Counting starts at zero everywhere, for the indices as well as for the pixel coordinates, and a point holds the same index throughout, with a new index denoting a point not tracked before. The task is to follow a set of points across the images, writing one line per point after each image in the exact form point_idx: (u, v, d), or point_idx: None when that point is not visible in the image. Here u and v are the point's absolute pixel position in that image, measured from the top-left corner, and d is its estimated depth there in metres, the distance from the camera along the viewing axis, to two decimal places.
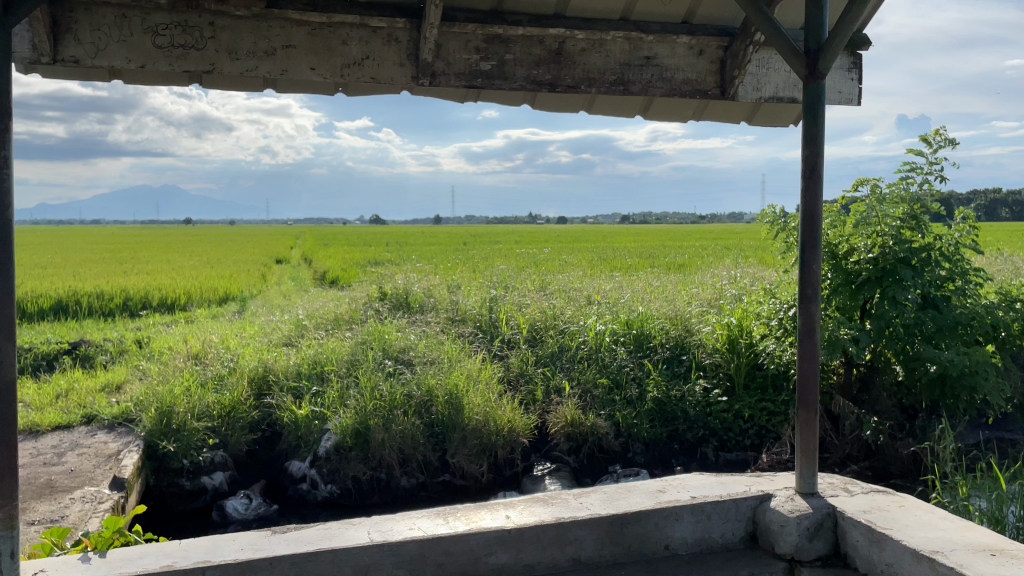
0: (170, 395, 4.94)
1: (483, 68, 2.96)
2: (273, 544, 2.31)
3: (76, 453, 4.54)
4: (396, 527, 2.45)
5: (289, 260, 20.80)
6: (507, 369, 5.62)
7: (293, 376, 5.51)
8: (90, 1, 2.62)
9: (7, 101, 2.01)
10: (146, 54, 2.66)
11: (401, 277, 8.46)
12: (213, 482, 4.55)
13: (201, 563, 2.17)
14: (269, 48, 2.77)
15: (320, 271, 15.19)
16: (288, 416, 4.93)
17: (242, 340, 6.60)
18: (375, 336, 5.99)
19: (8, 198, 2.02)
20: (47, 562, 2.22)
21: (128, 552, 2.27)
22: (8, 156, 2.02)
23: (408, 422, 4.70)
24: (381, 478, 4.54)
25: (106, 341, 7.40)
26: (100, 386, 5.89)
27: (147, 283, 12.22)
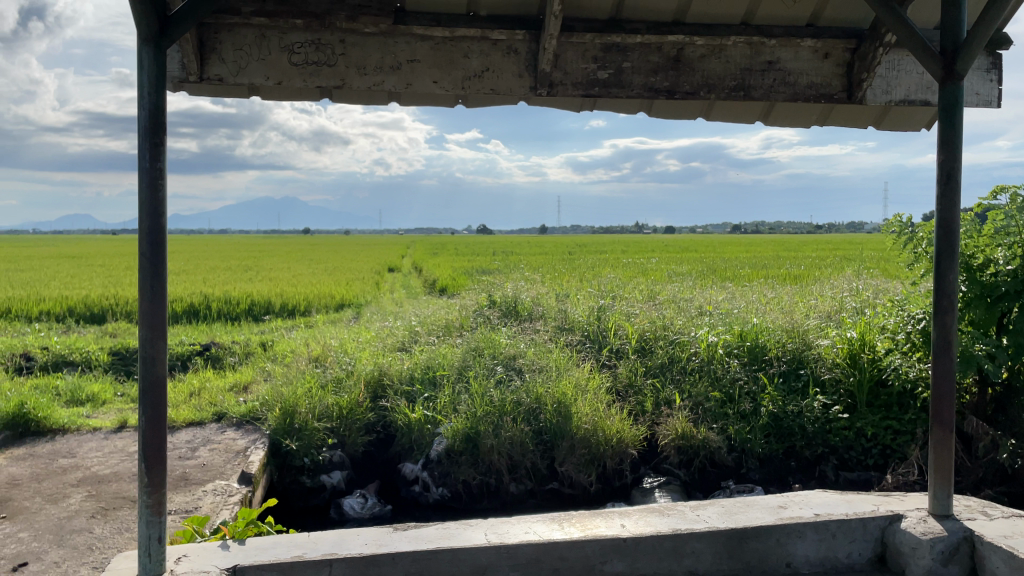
0: (293, 396, 5.19)
1: (600, 77, 2.97)
2: (395, 540, 2.39)
3: (209, 448, 4.83)
4: (512, 530, 2.49)
5: (400, 268, 21.41)
6: (615, 379, 5.59)
7: (407, 380, 5.66)
8: (233, 23, 2.80)
9: (161, 118, 2.17)
10: (283, 72, 2.83)
11: (511, 285, 8.56)
12: (332, 480, 4.69)
13: (328, 555, 2.28)
14: (395, 63, 2.89)
15: (430, 279, 15.57)
16: (402, 419, 5.07)
17: (359, 345, 6.84)
18: (485, 343, 6.08)
19: (163, 206, 2.18)
20: (190, 547, 2.37)
21: (262, 541, 2.40)
22: (162, 168, 2.18)
23: (517, 428, 4.72)
24: (490, 484, 4.60)
25: (234, 343, 7.85)
26: (229, 386, 6.25)
27: (270, 290, 12.87)
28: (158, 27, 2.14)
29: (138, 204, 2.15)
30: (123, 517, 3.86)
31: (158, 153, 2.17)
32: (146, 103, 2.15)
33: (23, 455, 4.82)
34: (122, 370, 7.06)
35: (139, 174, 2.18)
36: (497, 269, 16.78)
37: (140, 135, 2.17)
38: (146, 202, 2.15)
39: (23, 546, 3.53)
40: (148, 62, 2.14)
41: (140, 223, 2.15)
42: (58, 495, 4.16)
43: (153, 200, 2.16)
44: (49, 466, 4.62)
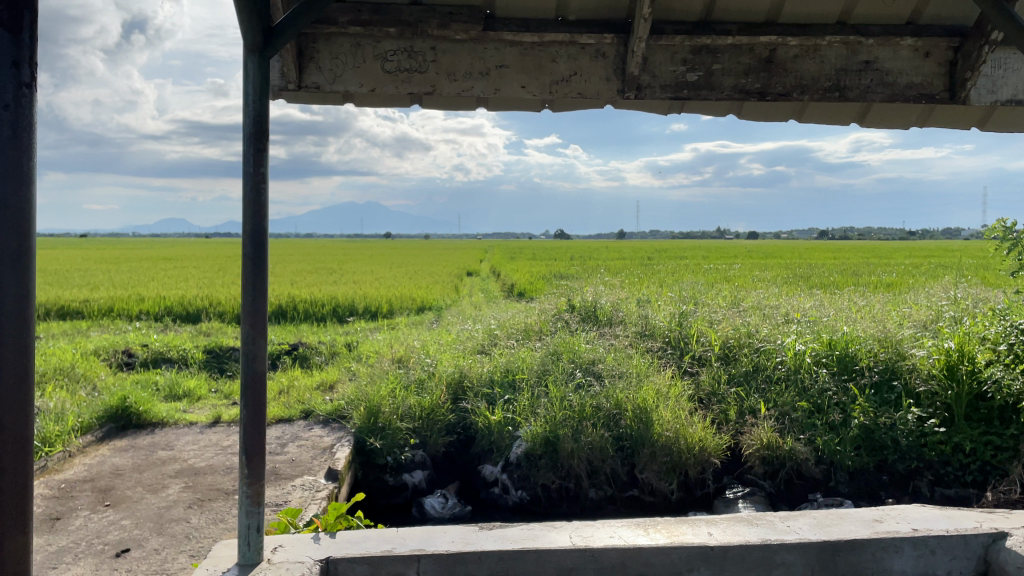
0: (377, 396, 5.32)
1: (689, 79, 2.95)
2: (481, 539, 2.42)
3: (297, 444, 4.99)
4: (597, 533, 2.48)
5: (479, 273, 21.59)
6: (697, 387, 5.51)
7: (487, 383, 5.72)
8: (330, 33, 2.90)
9: (263, 125, 2.26)
10: (376, 79, 2.91)
11: (591, 290, 8.53)
12: (414, 480, 4.75)
13: (417, 550, 2.32)
14: (484, 68, 2.94)
15: (509, 283, 15.69)
16: (483, 421, 5.12)
17: (440, 347, 6.95)
18: (564, 347, 6.08)
19: (264, 210, 2.27)
20: (285, 538, 2.46)
21: (353, 535, 2.47)
22: (265, 173, 2.28)
23: (597, 434, 4.71)
24: (570, 488, 4.59)
25: (320, 343, 8.08)
26: (316, 385, 6.44)
27: (354, 292, 13.19)
28: (263, 38, 2.22)
29: (242, 208, 2.25)
30: (217, 509, 4.02)
31: (261, 158, 2.26)
32: (251, 110, 2.24)
33: (126, 446, 5.08)
34: (215, 367, 7.36)
35: (243, 178, 2.28)
36: (575, 275, 16.75)
37: (245, 141, 2.26)
38: (249, 206, 2.25)
39: (126, 533, 3.72)
40: (253, 70, 2.23)
41: (244, 226, 2.25)
42: (158, 485, 4.37)
43: (254, 204, 2.25)
44: (149, 458, 4.85)
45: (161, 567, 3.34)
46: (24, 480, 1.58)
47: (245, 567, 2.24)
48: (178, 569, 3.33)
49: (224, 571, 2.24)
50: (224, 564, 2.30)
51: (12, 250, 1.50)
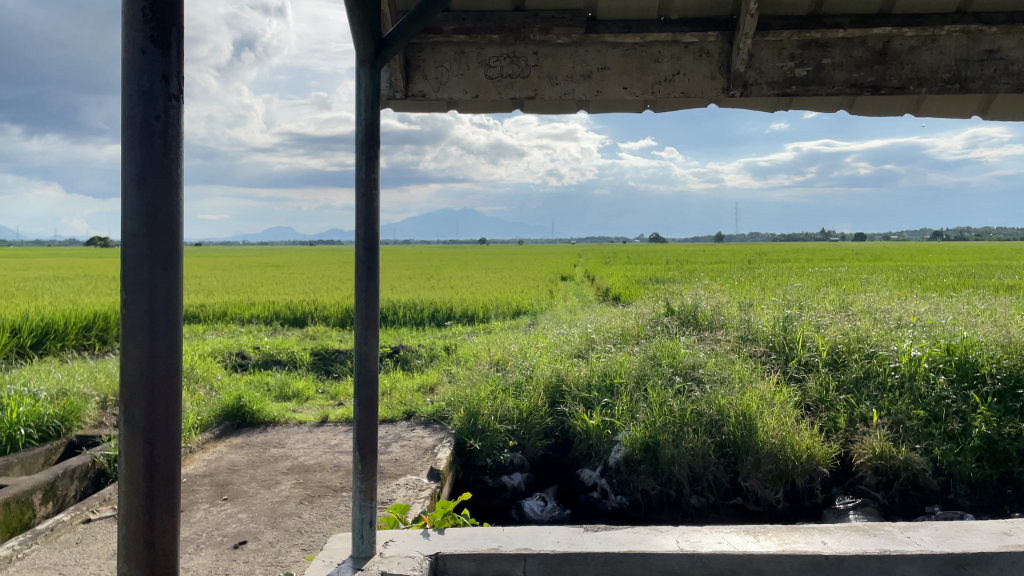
0: (477, 398, 5.39)
1: (798, 75, 2.88)
2: (587, 540, 2.42)
3: (400, 444, 5.10)
4: (705, 539, 2.44)
5: (574, 277, 21.55)
6: (804, 394, 5.34)
7: (585, 387, 5.70)
8: (435, 42, 2.98)
9: (375, 132, 2.35)
10: (480, 85, 2.99)
11: (690, 294, 8.38)
12: (513, 482, 4.80)
13: (523, 550, 2.35)
14: (586, 71, 2.96)
15: (605, 287, 15.62)
16: (581, 425, 5.10)
17: (538, 351, 6.98)
18: (664, 352, 6.00)
19: (376, 214, 2.35)
20: (396, 533, 2.53)
21: (460, 532, 2.52)
22: (376, 179, 2.35)
23: (698, 439, 4.56)
24: (670, 494, 4.52)
25: (420, 347, 8.25)
26: (417, 387, 6.58)
27: (451, 297, 13.41)
28: (374, 49, 2.30)
29: (355, 212, 2.34)
30: (326, 505, 4.17)
31: (372, 164, 2.34)
32: (363, 118, 2.33)
33: (241, 443, 5.33)
34: (322, 369, 7.64)
35: (355, 185, 2.37)
36: (672, 278, 16.51)
37: (358, 148, 2.35)
38: (362, 211, 2.33)
39: (243, 526, 3.90)
40: (365, 81, 2.31)
41: (357, 231, 2.34)
42: (271, 481, 4.57)
43: (366, 210, 2.34)
44: (262, 455, 5.08)
45: (276, 559, 3.48)
46: (177, 544, 1.39)
47: (359, 559, 2.32)
48: (292, 561, 3.45)
49: (339, 562, 2.33)
50: (339, 556, 2.39)
51: (167, 290, 1.28)
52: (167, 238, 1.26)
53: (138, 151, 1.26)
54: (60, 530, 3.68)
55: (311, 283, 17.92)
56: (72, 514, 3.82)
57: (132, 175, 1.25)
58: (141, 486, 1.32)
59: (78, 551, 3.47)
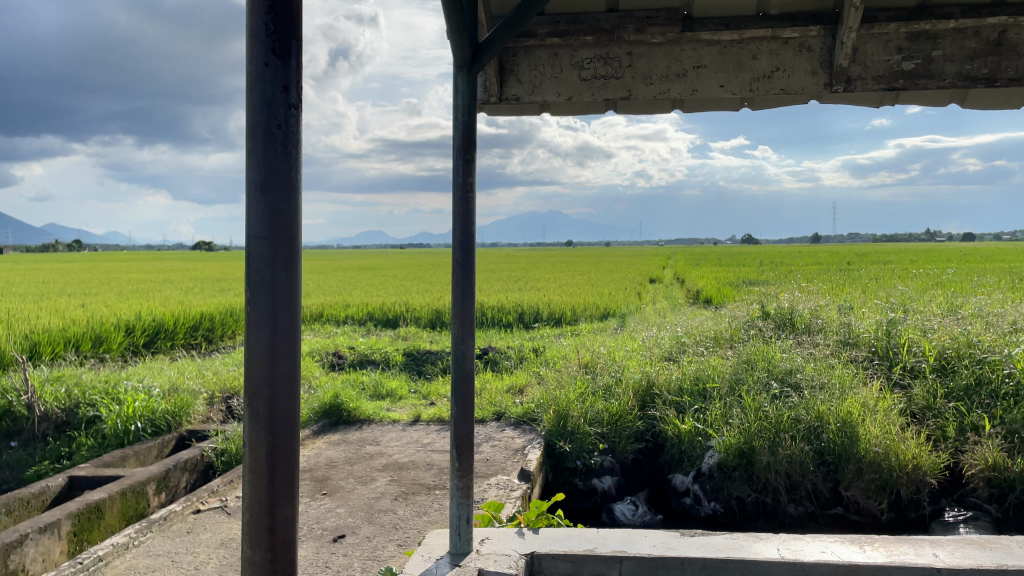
0: (566, 400, 5.39)
1: (906, 68, 2.79)
2: (684, 545, 2.39)
3: (490, 444, 5.15)
4: (807, 547, 2.38)
5: (661, 279, 21.27)
6: (909, 401, 5.12)
7: (676, 392, 5.61)
8: (529, 46, 3.03)
9: (473, 137, 2.39)
10: (573, 87, 3.01)
11: (786, 296, 8.14)
12: (603, 485, 4.75)
13: (619, 552, 2.34)
14: (681, 70, 2.96)
15: (696, 289, 15.34)
16: (672, 429, 5.02)
17: (627, 353, 6.93)
18: (759, 356, 5.86)
19: (473, 217, 2.39)
20: (492, 531, 2.57)
21: (555, 532, 2.53)
22: (472, 182, 2.39)
23: (796, 446, 4.43)
24: (766, 502, 4.40)
25: (508, 348, 8.32)
26: (506, 387, 6.64)
27: (539, 299, 13.47)
28: (471, 52, 2.32)
29: (452, 215, 2.39)
30: (420, 502, 4.25)
31: (469, 168, 2.39)
32: (460, 123, 2.37)
33: (338, 440, 5.50)
34: (414, 369, 7.80)
35: (453, 188, 2.42)
36: (764, 280, 16.09)
37: (455, 153, 2.39)
38: (459, 214, 2.38)
39: (341, 520, 4.03)
40: (462, 86, 2.35)
41: (453, 234, 2.39)
42: (367, 477, 4.70)
43: (463, 213, 2.38)
44: (358, 452, 5.23)
45: (373, 554, 3.57)
46: (296, 532, 1.42)
47: (457, 556, 2.36)
48: (389, 556, 3.54)
49: (437, 558, 2.37)
50: (437, 551, 2.44)
51: (287, 288, 1.31)
52: (289, 239, 1.30)
53: (262, 158, 1.30)
54: (173, 519, 3.88)
55: (403, 285, 18.31)
56: (183, 505, 4.02)
57: (256, 182, 1.29)
58: (263, 475, 1.35)
59: (190, 539, 3.65)
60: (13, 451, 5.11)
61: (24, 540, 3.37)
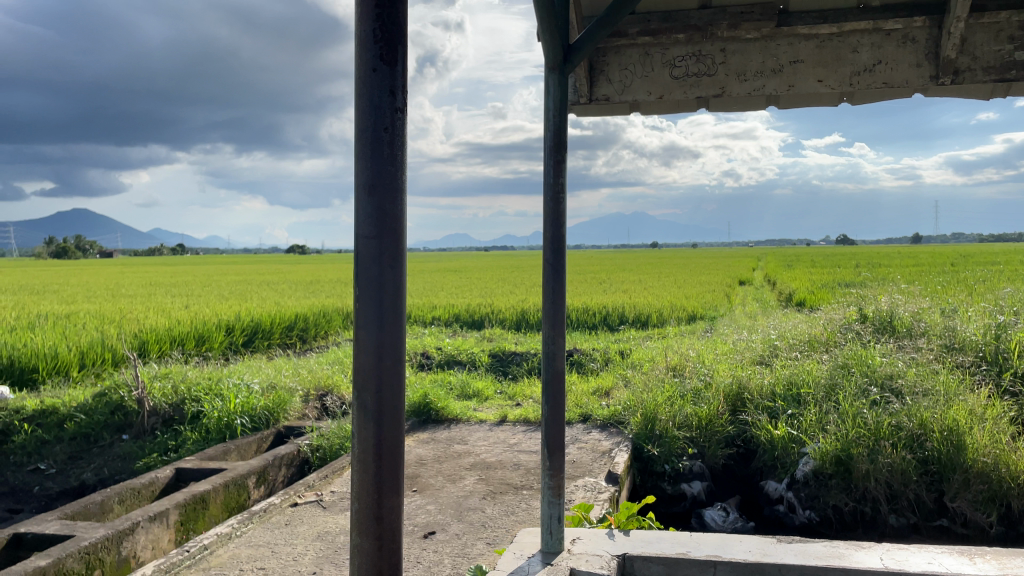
0: (655, 403, 5.33)
1: (1018, 58, 2.77)
2: (781, 551, 2.34)
3: (577, 446, 5.15)
4: (912, 557, 2.28)
5: (750, 280, 20.77)
6: (1020, 410, 4.84)
7: (769, 397, 5.46)
8: (619, 45, 3.10)
9: (564, 137, 2.40)
10: (664, 86, 3.08)
11: (886, 298, 7.81)
12: (692, 490, 4.66)
13: (713, 556, 2.30)
14: (777, 65, 2.98)
15: (788, 292, 14.91)
16: (764, 435, 4.90)
17: (717, 357, 6.80)
18: (856, 360, 5.65)
19: (563, 217, 2.40)
20: (583, 531, 2.57)
21: (647, 534, 2.52)
22: (563, 182, 2.40)
23: (897, 454, 4.24)
24: (866, 511, 4.25)
25: (594, 351, 8.28)
26: (593, 390, 6.62)
27: (624, 301, 13.35)
28: (562, 55, 2.33)
29: (543, 215, 2.40)
30: (508, 501, 4.29)
31: (560, 169, 2.40)
32: (551, 124, 2.38)
33: (427, 439, 5.60)
34: (500, 370, 7.86)
35: (543, 189, 2.43)
36: (861, 283, 15.47)
37: (545, 154, 2.41)
38: (550, 215, 2.40)
39: (432, 517, 4.10)
40: (553, 88, 2.36)
41: (545, 234, 2.40)
42: (456, 476, 4.77)
43: (553, 215, 2.39)
44: (446, 450, 5.31)
45: (462, 551, 3.62)
46: (401, 521, 1.46)
47: (548, 554, 2.38)
48: (478, 553, 3.58)
49: (529, 556, 2.39)
50: (529, 549, 2.46)
51: (393, 285, 1.35)
52: (395, 238, 1.34)
53: (370, 160, 1.35)
54: (272, 512, 4.04)
55: (489, 287, 18.50)
56: (282, 498, 4.18)
57: (364, 183, 1.34)
58: (370, 465, 1.40)
59: (288, 532, 3.79)
60: (125, 443, 5.42)
61: (135, 528, 3.57)
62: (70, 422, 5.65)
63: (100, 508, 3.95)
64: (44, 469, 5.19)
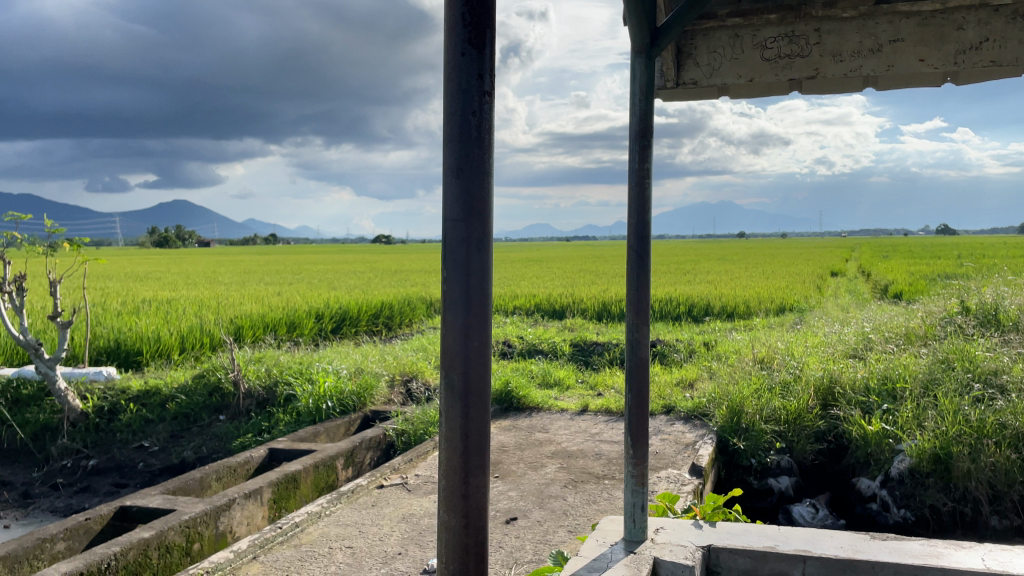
0: (741, 396, 5.20)
1: None
2: (874, 549, 2.26)
3: (660, 437, 5.09)
4: (1018, 560, 2.17)
5: (843, 272, 20.01)
6: None
7: (862, 391, 5.25)
8: (708, 28, 3.07)
9: (650, 121, 2.37)
10: (755, 68, 3.03)
11: (991, 290, 7.40)
12: (780, 485, 4.56)
13: (802, 551, 2.24)
14: (875, 45, 2.90)
15: (882, 284, 14.30)
16: (857, 431, 4.72)
17: (807, 349, 6.59)
18: (958, 355, 5.38)
19: (649, 203, 2.37)
20: (667, 522, 2.55)
21: (733, 527, 2.47)
22: (649, 168, 2.37)
23: (1001, 453, 4.02)
24: (965, 513, 4.04)
25: (678, 342, 8.15)
26: (677, 381, 6.53)
27: (710, 292, 13.08)
28: (650, 38, 2.30)
29: (628, 201, 2.38)
30: (590, 491, 4.28)
31: (645, 155, 2.36)
32: (637, 109, 2.35)
33: (509, 426, 5.64)
34: (581, 360, 7.83)
35: (629, 175, 2.40)
36: (963, 275, 14.69)
37: (632, 139, 2.38)
38: (635, 201, 2.37)
39: (513, 503, 4.14)
40: (639, 71, 2.33)
41: (629, 221, 2.38)
42: (538, 463, 4.79)
43: (639, 200, 2.36)
44: (528, 438, 5.33)
45: (544, 538, 3.63)
46: (487, 501, 1.47)
47: (631, 543, 2.36)
48: (560, 541, 3.59)
49: (612, 543, 2.39)
50: (612, 537, 2.45)
51: (480, 268, 1.36)
52: (481, 221, 1.35)
53: (459, 146, 1.36)
54: (359, 493, 4.16)
55: (571, 277, 18.47)
56: (368, 479, 4.29)
57: (453, 167, 1.35)
58: (457, 444, 1.42)
59: (374, 512, 3.89)
60: (222, 424, 5.67)
61: (232, 504, 3.73)
62: (171, 402, 5.95)
63: (199, 484, 4.15)
64: (148, 447, 5.50)
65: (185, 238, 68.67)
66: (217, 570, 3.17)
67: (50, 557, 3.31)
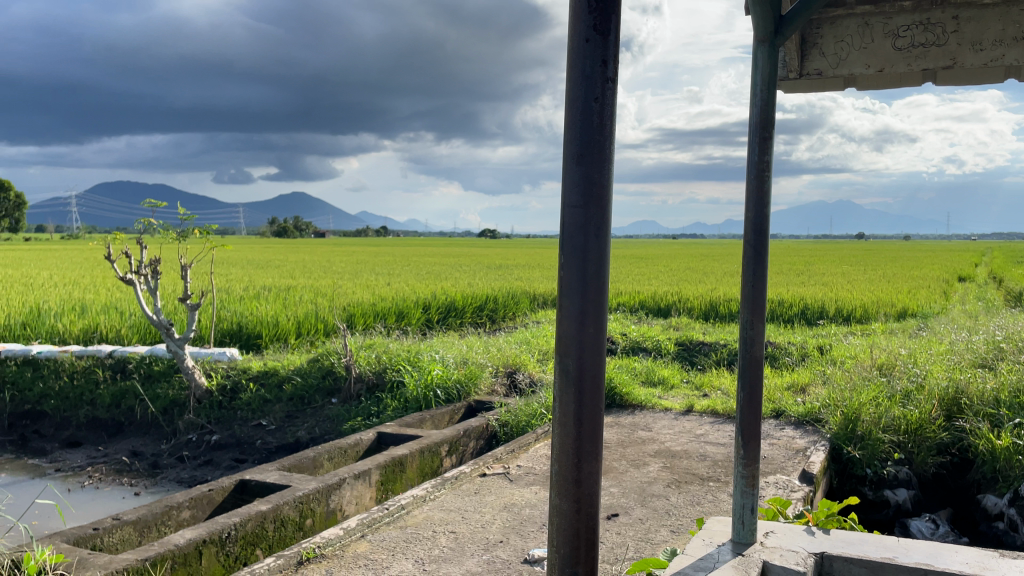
0: (857, 403, 4.97)
1: None
2: (1004, 567, 2.12)
3: (769, 442, 4.93)
4: None
5: (973, 277, 18.80)
6: None
7: (991, 403, 4.91)
8: (836, 16, 2.98)
9: (772, 113, 2.30)
10: (885, 58, 2.91)
11: None
12: (897, 497, 4.35)
13: (924, 564, 2.13)
14: (1020, 33, 2.72)
15: (1017, 290, 13.37)
16: (984, 445, 4.41)
17: (931, 357, 6.25)
18: None
19: (767, 197, 2.30)
20: (777, 526, 2.48)
21: (848, 535, 2.38)
22: (769, 160, 2.30)
23: None
24: None
25: (790, 345, 7.89)
26: (788, 385, 6.31)
27: (825, 295, 12.57)
28: (774, 27, 2.23)
29: (746, 196, 2.33)
30: (693, 492, 4.20)
31: (766, 146, 2.30)
32: (758, 100, 2.28)
33: (612, 423, 5.62)
34: (686, 360, 7.70)
35: (748, 168, 2.35)
36: None
37: (752, 131, 2.32)
38: (753, 193, 2.31)
39: (615, 500, 4.12)
40: (762, 61, 2.26)
41: (747, 216, 2.32)
42: (640, 462, 4.75)
43: (758, 193, 2.30)
44: (631, 436, 5.28)
45: (645, 536, 3.60)
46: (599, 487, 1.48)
47: (739, 544, 2.30)
48: (662, 540, 3.55)
49: (719, 544, 2.34)
50: (719, 537, 2.41)
51: (597, 255, 1.37)
52: (600, 207, 1.36)
53: (579, 131, 1.37)
54: (462, 480, 4.23)
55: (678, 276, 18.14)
56: (472, 467, 4.37)
57: (573, 153, 1.36)
58: (571, 428, 1.43)
59: (477, 500, 3.96)
60: (334, 406, 5.89)
61: (342, 484, 3.88)
62: (287, 383, 6.23)
63: (312, 463, 4.34)
64: (265, 425, 5.79)
65: (302, 229, 71.54)
66: (327, 545, 3.30)
67: (177, 523, 3.54)
